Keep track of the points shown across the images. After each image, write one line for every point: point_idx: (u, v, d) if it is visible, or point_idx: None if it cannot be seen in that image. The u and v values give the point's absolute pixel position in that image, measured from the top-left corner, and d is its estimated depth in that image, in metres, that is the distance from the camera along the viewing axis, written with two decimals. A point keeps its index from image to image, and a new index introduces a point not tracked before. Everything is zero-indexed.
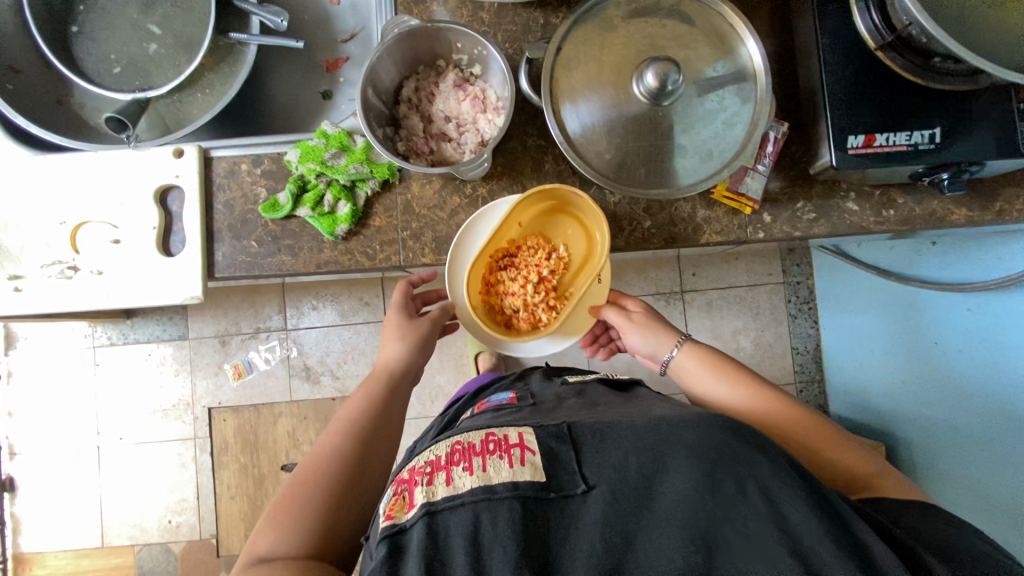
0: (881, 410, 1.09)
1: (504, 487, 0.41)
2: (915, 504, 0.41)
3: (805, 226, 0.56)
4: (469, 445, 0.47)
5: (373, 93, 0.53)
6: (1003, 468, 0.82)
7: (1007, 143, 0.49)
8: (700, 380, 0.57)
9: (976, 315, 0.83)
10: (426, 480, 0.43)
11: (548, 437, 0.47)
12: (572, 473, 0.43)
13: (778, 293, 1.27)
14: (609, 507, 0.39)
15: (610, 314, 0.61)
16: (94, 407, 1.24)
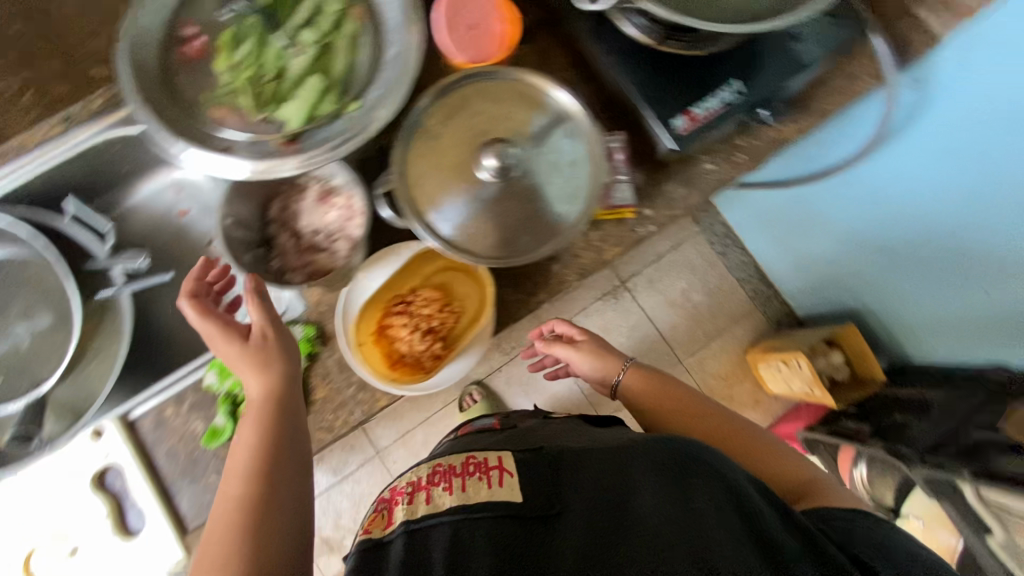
0: (834, 295, 1.17)
1: (485, 506, 0.51)
2: (857, 512, 0.53)
3: (680, 202, 0.61)
4: (451, 467, 0.57)
5: (233, 223, 0.52)
6: (942, 297, 0.90)
7: (789, 68, 0.57)
8: (646, 394, 0.73)
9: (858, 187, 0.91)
10: (408, 499, 0.53)
11: (521, 460, 0.57)
12: (546, 495, 0.52)
13: (701, 241, 1.35)
14: (585, 518, 0.49)
15: (561, 350, 0.78)
16: None
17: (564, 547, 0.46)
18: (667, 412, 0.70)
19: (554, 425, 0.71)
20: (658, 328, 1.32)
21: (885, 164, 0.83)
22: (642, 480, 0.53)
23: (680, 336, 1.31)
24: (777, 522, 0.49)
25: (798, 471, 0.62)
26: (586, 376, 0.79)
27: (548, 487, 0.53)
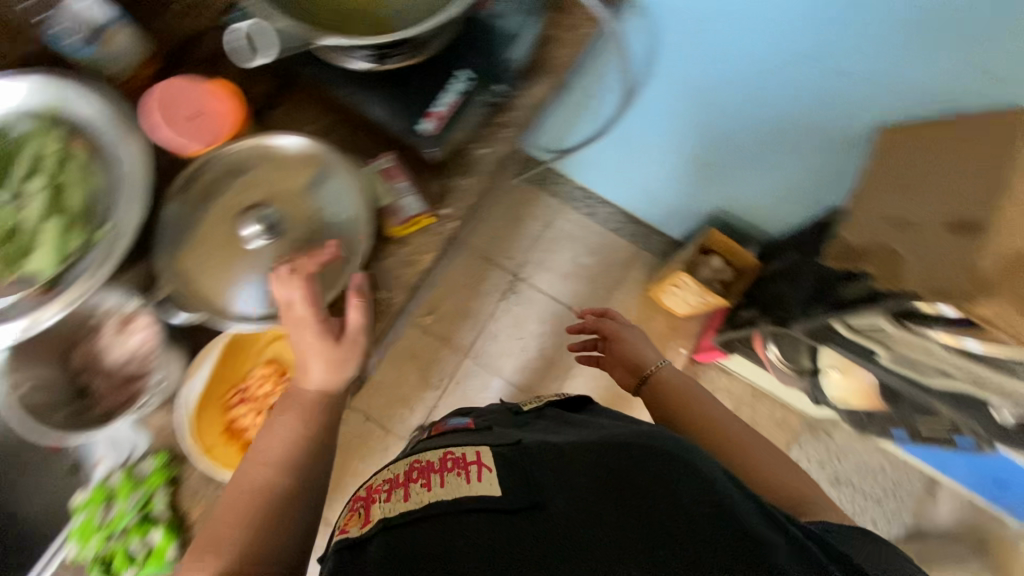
0: (691, 209, 1.25)
1: (468, 500, 0.51)
2: (862, 531, 0.55)
3: (468, 191, 0.65)
4: (432, 462, 0.59)
5: (33, 391, 0.51)
6: (763, 168, 0.99)
7: (501, 44, 0.63)
8: (662, 391, 0.83)
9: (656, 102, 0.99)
10: (385, 495, 0.55)
11: (500, 456, 0.58)
12: (524, 488, 0.51)
13: (566, 211, 1.45)
14: (567, 508, 0.49)
15: (614, 322, 0.99)
16: None
17: (545, 540, 0.46)
18: (682, 417, 0.77)
19: (534, 433, 0.71)
20: (562, 302, 1.40)
21: (664, 72, 0.92)
22: (626, 474, 0.52)
23: (584, 301, 1.39)
24: (760, 517, 0.49)
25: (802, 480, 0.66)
26: (623, 356, 0.93)
27: (527, 481, 0.53)
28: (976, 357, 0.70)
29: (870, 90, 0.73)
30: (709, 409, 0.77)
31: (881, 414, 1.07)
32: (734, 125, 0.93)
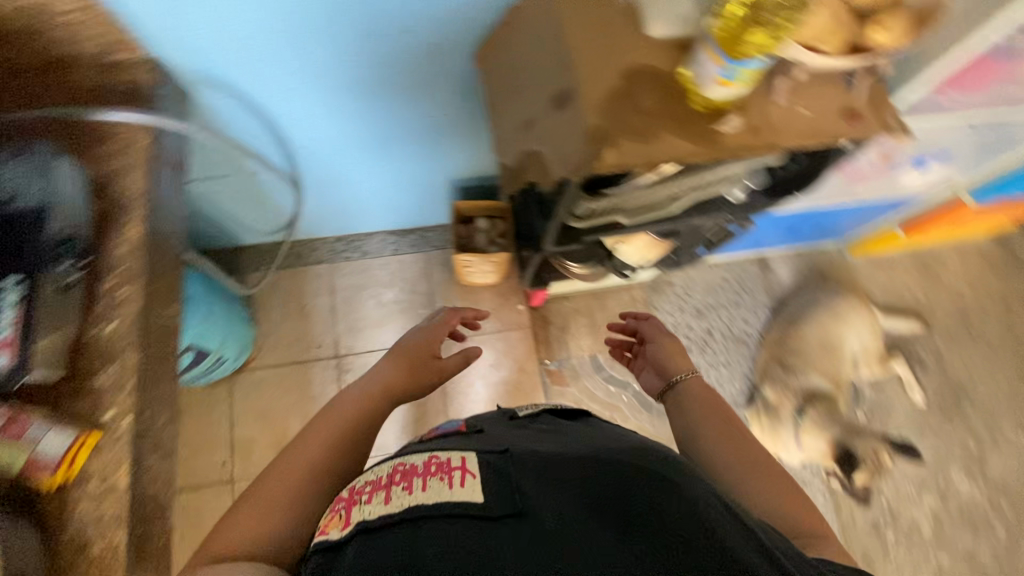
0: (431, 196, 1.24)
1: (448, 508, 0.46)
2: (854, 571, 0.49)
3: (119, 375, 0.56)
4: (411, 465, 0.53)
5: None
6: (437, 129, 0.99)
7: (36, 225, 0.57)
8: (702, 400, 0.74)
9: (307, 136, 0.95)
10: (364, 498, 0.49)
11: (489, 465, 0.52)
12: (510, 496, 0.47)
13: (340, 267, 1.40)
14: (555, 517, 0.45)
15: (650, 328, 0.90)
16: None
17: (525, 549, 0.41)
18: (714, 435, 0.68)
19: (524, 434, 0.66)
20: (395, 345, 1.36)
21: (284, 109, 0.87)
22: (602, 485, 0.48)
23: (413, 329, 1.37)
24: (745, 538, 0.44)
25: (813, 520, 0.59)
26: (651, 369, 0.84)
27: (512, 487, 0.48)
28: (680, 171, 0.77)
29: (444, 23, 0.75)
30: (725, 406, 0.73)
31: (679, 247, 1.17)
32: (397, 109, 0.92)
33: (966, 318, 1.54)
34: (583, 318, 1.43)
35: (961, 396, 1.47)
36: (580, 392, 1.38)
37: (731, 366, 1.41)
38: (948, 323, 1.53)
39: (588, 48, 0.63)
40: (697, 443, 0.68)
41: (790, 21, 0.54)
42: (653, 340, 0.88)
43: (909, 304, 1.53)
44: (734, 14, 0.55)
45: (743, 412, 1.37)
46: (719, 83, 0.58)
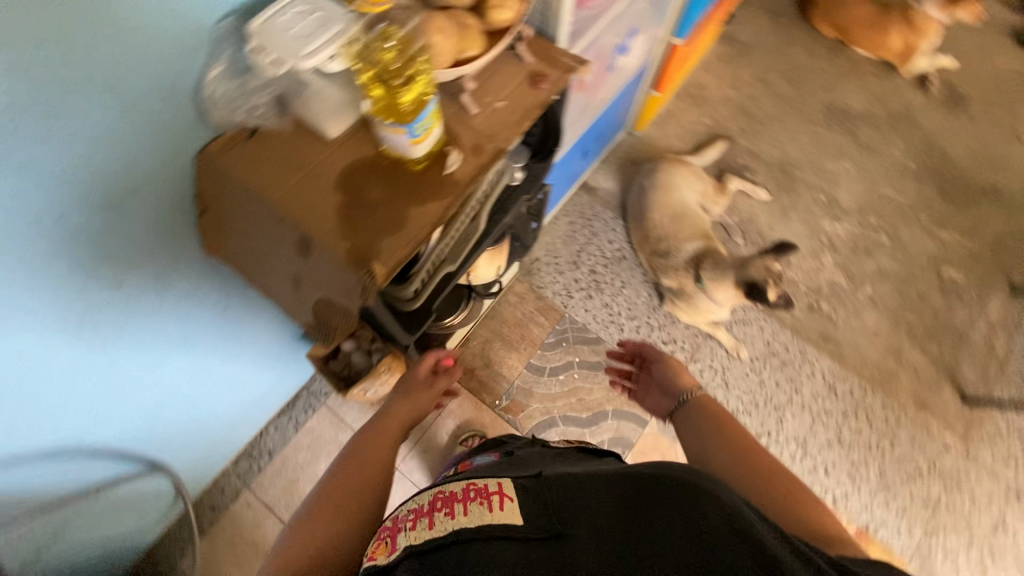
0: (280, 364, 1.15)
1: (492, 529, 0.51)
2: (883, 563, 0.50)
3: None
4: (451, 493, 0.59)
5: None
6: (229, 320, 0.91)
7: None
8: (704, 412, 0.76)
9: (101, 423, 0.82)
10: (410, 525, 0.55)
11: (524, 488, 0.59)
12: (544, 518, 0.53)
13: (262, 481, 1.28)
14: (586, 536, 0.50)
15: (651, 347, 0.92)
16: None
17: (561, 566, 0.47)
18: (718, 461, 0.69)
19: (552, 463, 0.74)
20: None
21: (48, 425, 0.73)
22: (627, 505, 0.53)
23: None
24: (769, 539, 0.47)
25: (823, 515, 0.61)
26: (665, 388, 0.86)
27: (545, 512, 0.54)
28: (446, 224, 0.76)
29: (143, 241, 0.66)
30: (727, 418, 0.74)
31: (516, 230, 1.19)
32: (170, 333, 0.82)
33: (746, 111, 1.75)
34: (497, 344, 1.45)
35: (787, 170, 1.67)
36: (540, 403, 1.41)
37: (629, 283, 1.54)
38: (739, 126, 1.73)
39: (295, 191, 0.59)
40: (710, 458, 0.69)
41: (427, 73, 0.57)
42: (658, 359, 0.91)
43: (705, 135, 1.71)
44: (376, 86, 0.57)
45: (663, 309, 1.52)
46: (413, 142, 0.57)
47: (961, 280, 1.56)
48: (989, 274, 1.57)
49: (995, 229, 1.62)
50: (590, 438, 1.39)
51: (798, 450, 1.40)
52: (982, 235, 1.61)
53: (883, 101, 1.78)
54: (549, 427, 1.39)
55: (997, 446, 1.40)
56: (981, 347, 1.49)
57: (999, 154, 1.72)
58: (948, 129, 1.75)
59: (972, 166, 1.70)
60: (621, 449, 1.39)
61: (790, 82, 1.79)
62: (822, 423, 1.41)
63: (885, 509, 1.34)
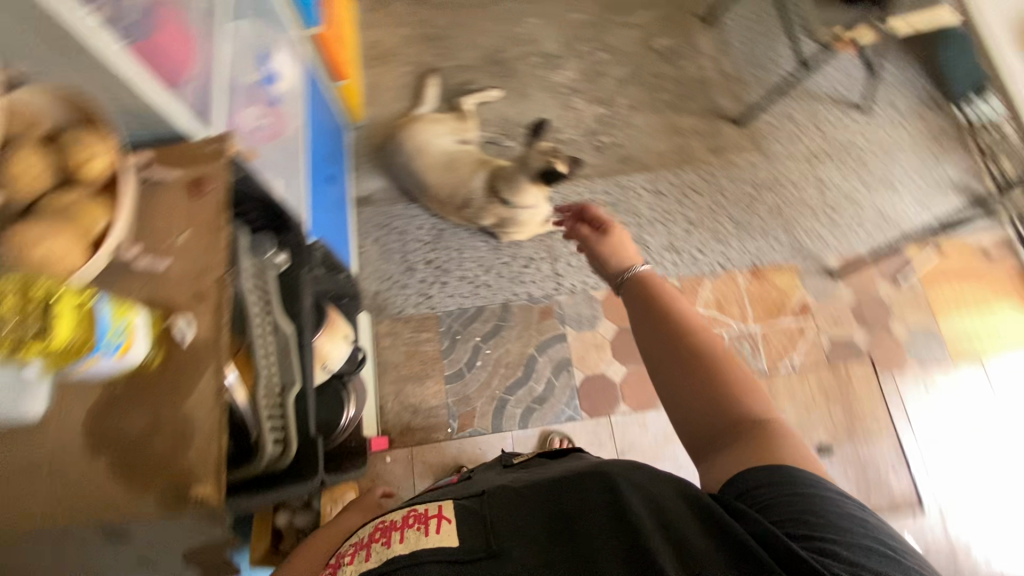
0: None
1: (425, 554, 0.53)
2: (777, 472, 0.55)
3: None
4: (394, 522, 0.61)
5: None
6: None
7: None
8: (655, 301, 0.70)
9: None
10: (349, 561, 0.59)
11: (464, 508, 0.59)
12: (486, 533, 0.55)
13: None
14: (525, 544, 0.53)
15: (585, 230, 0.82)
16: (998, 510, 1.34)
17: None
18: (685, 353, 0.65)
19: (509, 477, 0.76)
20: None
21: None
22: (566, 506, 0.56)
23: None
24: (694, 521, 0.52)
25: (756, 397, 0.63)
26: (608, 268, 0.78)
27: (486, 530, 0.55)
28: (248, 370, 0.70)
29: None
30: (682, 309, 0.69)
31: (327, 294, 1.12)
32: None
33: (428, 39, 1.75)
34: (409, 387, 1.40)
35: (498, 59, 1.73)
36: (482, 397, 1.40)
37: (463, 246, 1.53)
38: (434, 53, 1.73)
39: (65, 487, 0.49)
40: (649, 358, 0.68)
41: (78, 296, 0.46)
42: (595, 237, 0.81)
43: (416, 81, 1.70)
44: (32, 352, 0.44)
45: (505, 242, 1.54)
46: (121, 356, 0.49)
47: (672, 41, 1.75)
48: (685, 22, 1.78)
49: None
50: (540, 384, 1.42)
51: (676, 253, 1.54)
52: None
53: None
54: (506, 407, 1.39)
55: (780, 135, 1.65)
56: (720, 77, 1.71)
57: None
58: None
59: None
60: (568, 371, 1.43)
61: None
62: (674, 221, 1.56)
63: (756, 239, 1.54)
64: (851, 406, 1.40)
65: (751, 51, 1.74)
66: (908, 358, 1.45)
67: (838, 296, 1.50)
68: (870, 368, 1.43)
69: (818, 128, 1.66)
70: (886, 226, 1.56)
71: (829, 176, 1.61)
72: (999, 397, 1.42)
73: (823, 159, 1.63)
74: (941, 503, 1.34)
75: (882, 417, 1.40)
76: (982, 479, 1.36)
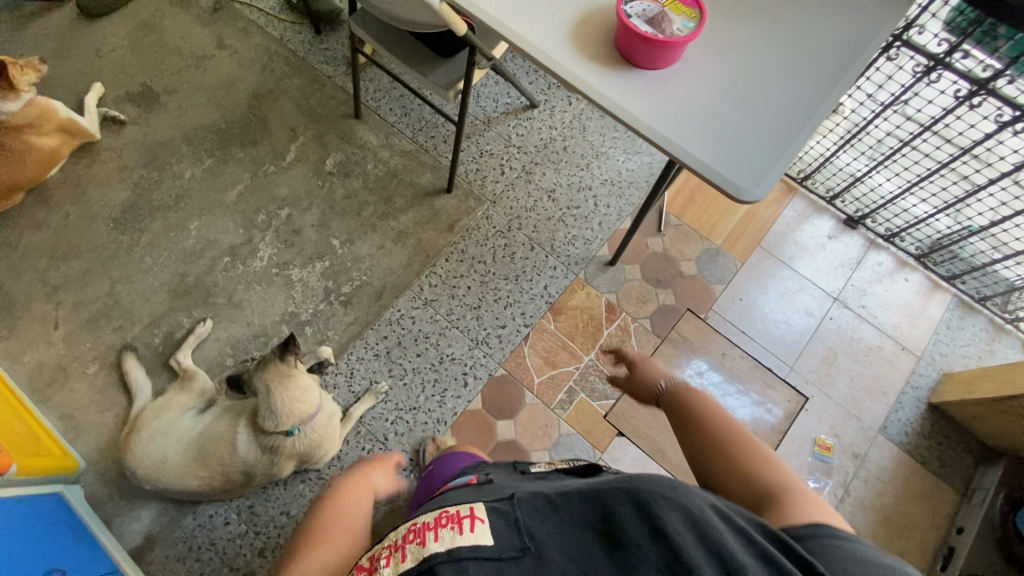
0: None
1: (464, 551, 0.53)
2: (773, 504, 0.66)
3: None
4: (424, 523, 0.58)
5: None
6: None
7: None
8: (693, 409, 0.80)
9: None
10: (385, 560, 0.55)
11: (495, 509, 0.60)
12: (520, 535, 0.56)
13: None
14: (563, 549, 0.54)
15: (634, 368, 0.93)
16: (852, 347, 1.46)
17: None
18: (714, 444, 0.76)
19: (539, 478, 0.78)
20: None
21: None
22: (607, 506, 0.57)
23: None
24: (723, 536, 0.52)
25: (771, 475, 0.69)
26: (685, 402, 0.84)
27: (514, 527, 0.57)
28: None
29: None
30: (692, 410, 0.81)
31: None
32: None
33: (97, 320, 1.44)
34: None
35: (185, 287, 1.48)
36: None
37: (283, 505, 1.29)
38: (114, 329, 1.43)
39: None
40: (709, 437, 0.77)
41: None
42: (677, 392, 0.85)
43: (115, 372, 1.40)
44: None
45: (312, 473, 1.31)
46: None
47: (339, 153, 1.63)
48: (338, 126, 1.67)
49: (294, 107, 1.69)
50: None
51: (482, 342, 1.45)
52: (297, 120, 1.67)
53: (125, 165, 1.61)
54: None
55: (490, 174, 1.63)
56: (404, 157, 1.63)
57: (216, 77, 1.73)
58: (176, 114, 1.68)
59: (222, 106, 1.69)
60: None
61: (73, 262, 1.50)
62: (460, 316, 1.47)
63: (535, 280, 1.51)
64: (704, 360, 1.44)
65: (413, 114, 1.69)
66: (712, 284, 1.52)
67: (629, 276, 1.52)
68: (693, 317, 1.48)
69: (515, 146, 1.66)
70: (621, 189, 1.63)
71: (551, 179, 1.63)
72: (788, 262, 1.55)
73: (537, 168, 1.64)
74: (814, 382, 1.42)
75: (730, 349, 1.45)
76: (826, 336, 1.47)
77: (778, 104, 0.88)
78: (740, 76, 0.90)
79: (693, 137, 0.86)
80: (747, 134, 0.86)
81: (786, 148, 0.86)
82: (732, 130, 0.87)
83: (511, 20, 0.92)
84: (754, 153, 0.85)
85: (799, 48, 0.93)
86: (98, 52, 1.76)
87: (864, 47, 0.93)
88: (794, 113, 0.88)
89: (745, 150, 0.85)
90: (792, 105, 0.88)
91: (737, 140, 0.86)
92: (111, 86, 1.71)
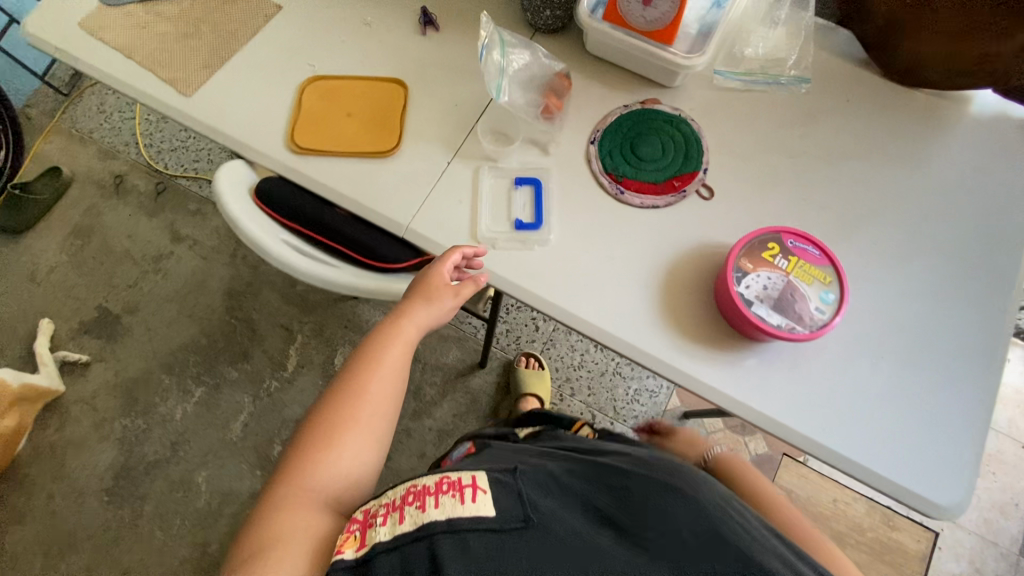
0: None
1: (465, 524, 0.48)
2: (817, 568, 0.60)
3: None
4: (424, 485, 0.52)
5: None
6: None
7: None
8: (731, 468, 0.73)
9: None
10: (380, 519, 0.51)
11: (499, 479, 0.52)
12: (530, 507, 0.49)
13: None
14: (583, 527, 0.48)
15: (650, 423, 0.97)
16: None
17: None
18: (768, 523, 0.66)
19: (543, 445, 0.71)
20: None
21: None
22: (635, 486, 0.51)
23: None
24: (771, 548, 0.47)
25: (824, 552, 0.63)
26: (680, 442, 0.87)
27: (521, 498, 0.50)
28: None
29: None
30: (750, 483, 0.71)
31: None
32: None
33: None
34: None
35: (212, 559, 1.26)
36: None
37: None
38: None
39: None
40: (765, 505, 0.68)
41: None
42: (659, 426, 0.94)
43: None
44: None
45: None
46: None
47: (348, 347, 1.41)
48: (337, 313, 1.44)
49: (281, 299, 1.45)
50: None
51: None
52: (288, 314, 1.44)
53: (102, 417, 1.37)
54: None
55: (524, 334, 1.42)
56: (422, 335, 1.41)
57: (180, 280, 1.47)
58: (145, 338, 1.43)
59: (196, 315, 1.44)
60: None
61: (72, 558, 1.27)
62: None
63: None
64: (817, 513, 1.27)
65: None
66: None
67: (711, 429, 1.33)
68: (792, 462, 1.31)
69: None
70: None
71: None
72: None
73: None
74: None
75: (840, 493, 1.29)
76: None
77: (937, 355, 0.71)
78: (887, 327, 0.71)
79: (855, 429, 0.67)
80: (920, 412, 0.68)
81: (971, 431, 0.67)
82: (899, 409, 0.68)
83: (589, 310, 0.72)
84: (930, 433, 0.67)
85: (940, 277, 0.74)
86: (34, 278, 1.49)
87: (1011, 245, 0.76)
88: (959, 363, 0.70)
89: (929, 453, 0.66)
90: (954, 350, 0.71)
91: (908, 422, 0.67)
92: (61, 318, 1.45)
